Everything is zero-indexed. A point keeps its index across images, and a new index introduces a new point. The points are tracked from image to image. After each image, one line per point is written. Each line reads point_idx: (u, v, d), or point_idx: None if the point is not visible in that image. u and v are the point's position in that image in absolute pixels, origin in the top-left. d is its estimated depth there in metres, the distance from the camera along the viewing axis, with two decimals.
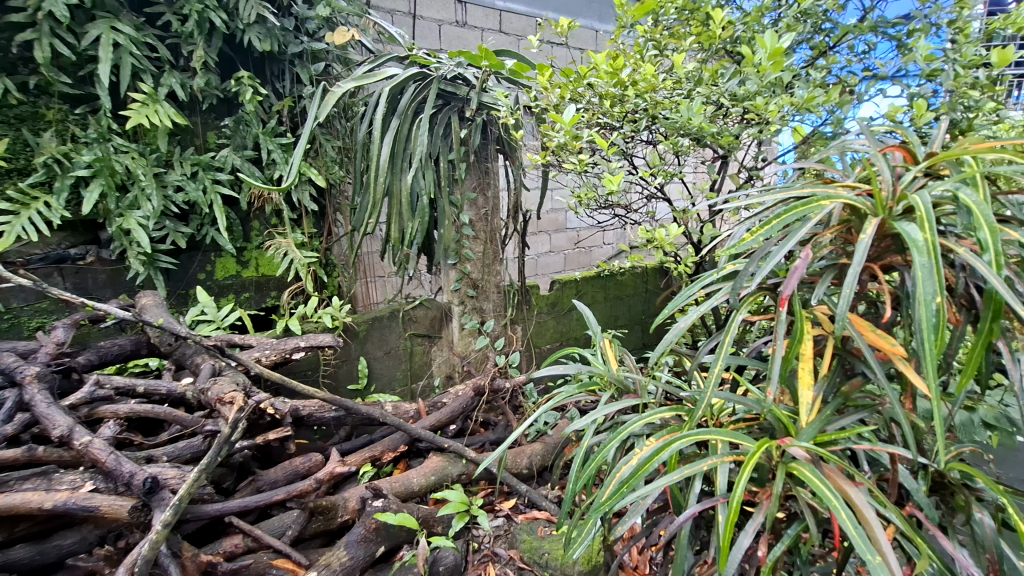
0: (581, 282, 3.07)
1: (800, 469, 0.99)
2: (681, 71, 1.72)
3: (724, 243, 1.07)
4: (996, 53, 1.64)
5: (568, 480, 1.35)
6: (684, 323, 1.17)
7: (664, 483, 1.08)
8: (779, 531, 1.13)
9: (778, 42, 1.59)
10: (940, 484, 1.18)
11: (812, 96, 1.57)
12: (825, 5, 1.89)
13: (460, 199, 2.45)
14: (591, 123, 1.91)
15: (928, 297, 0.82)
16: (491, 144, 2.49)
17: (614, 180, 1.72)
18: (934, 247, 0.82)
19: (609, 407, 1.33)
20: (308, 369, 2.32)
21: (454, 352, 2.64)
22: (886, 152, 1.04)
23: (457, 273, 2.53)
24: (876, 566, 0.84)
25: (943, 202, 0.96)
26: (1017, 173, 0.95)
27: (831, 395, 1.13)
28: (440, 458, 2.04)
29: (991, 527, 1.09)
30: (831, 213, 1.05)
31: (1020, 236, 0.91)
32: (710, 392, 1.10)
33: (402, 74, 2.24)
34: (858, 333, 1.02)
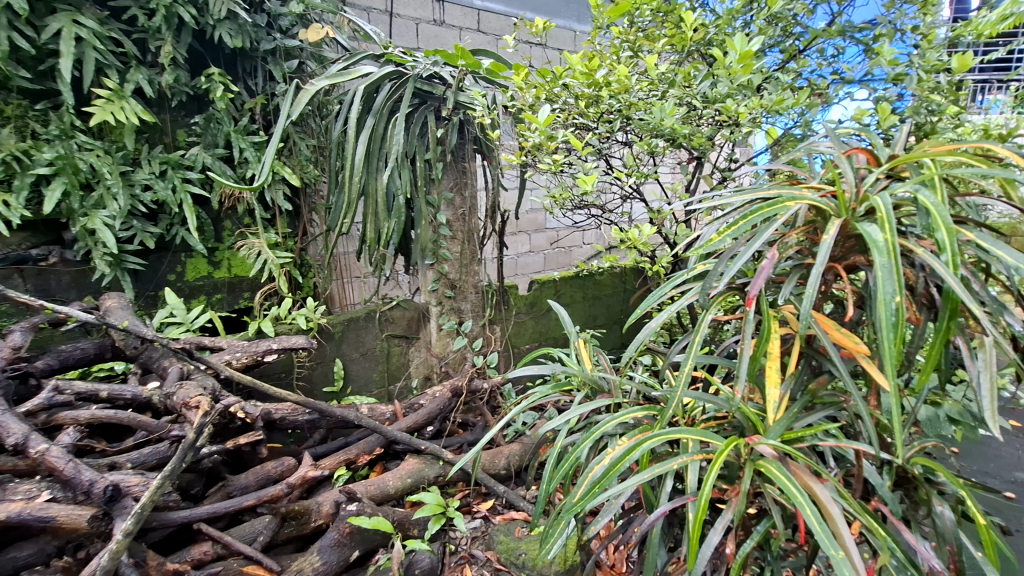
0: (560, 282, 3.07)
1: (767, 466, 1.01)
2: (655, 73, 1.74)
3: (693, 244, 1.08)
4: (958, 58, 1.68)
5: (542, 480, 1.35)
6: (656, 322, 1.17)
7: (636, 482, 1.08)
8: (749, 528, 1.15)
9: (748, 45, 1.61)
10: (904, 478, 1.21)
11: (781, 98, 1.60)
12: (795, 9, 1.92)
13: (437, 199, 2.43)
14: (567, 123, 1.91)
15: (888, 297, 0.83)
16: (468, 144, 2.47)
17: (589, 180, 1.72)
18: (894, 248, 0.84)
19: (582, 407, 1.33)
20: (282, 371, 2.28)
21: (432, 353, 2.62)
22: (849, 154, 1.06)
23: (434, 274, 2.52)
24: (840, 561, 0.85)
25: (904, 203, 0.99)
26: (974, 175, 0.98)
27: (799, 392, 1.15)
28: (416, 460, 2.03)
29: (951, 519, 1.12)
30: (797, 214, 1.06)
31: (975, 237, 0.93)
32: (681, 391, 1.10)
33: (377, 72, 2.22)
34: (823, 332, 1.04)
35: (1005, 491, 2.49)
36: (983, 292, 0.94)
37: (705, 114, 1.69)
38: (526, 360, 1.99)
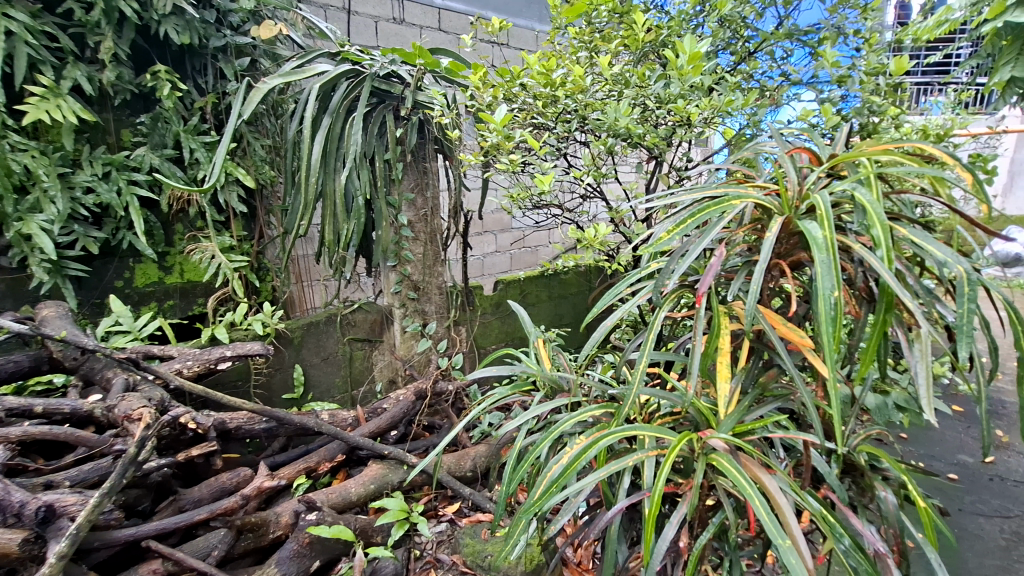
0: (525, 282, 3.08)
1: (718, 460, 1.03)
2: (610, 73, 1.76)
3: (644, 242, 1.09)
4: (895, 61, 1.77)
5: (502, 481, 1.34)
6: (611, 321, 1.18)
7: (592, 481, 1.09)
8: (705, 520, 1.17)
9: (697, 46, 1.65)
10: (850, 465, 1.26)
11: (730, 99, 1.64)
12: (745, 12, 1.98)
13: (398, 199, 2.39)
14: (524, 123, 1.92)
15: (828, 291, 0.86)
16: (428, 144, 2.44)
17: (546, 180, 1.73)
18: (832, 244, 0.87)
19: (541, 407, 1.33)
20: (238, 379, 2.21)
21: (396, 356, 2.59)
22: (793, 153, 1.08)
23: (397, 275, 2.48)
24: (785, 550, 0.89)
25: (842, 201, 1.02)
26: (907, 173, 1.02)
27: (750, 385, 1.18)
28: (380, 466, 1.99)
29: (894, 503, 1.17)
30: (744, 212, 1.09)
31: (908, 233, 0.97)
32: (636, 388, 1.11)
33: (333, 71, 2.17)
34: (771, 326, 1.07)
35: (949, 473, 2.63)
36: (915, 285, 0.98)
37: (658, 114, 1.72)
38: (486, 360, 1.99)
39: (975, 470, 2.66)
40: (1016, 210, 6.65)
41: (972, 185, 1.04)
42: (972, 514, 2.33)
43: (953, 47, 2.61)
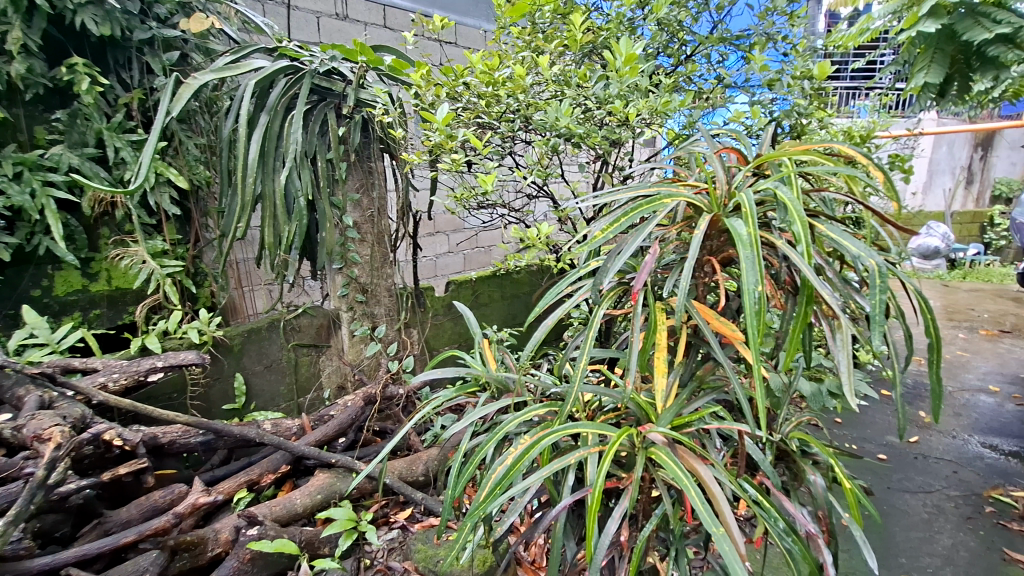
0: (476, 282, 3.06)
1: (657, 453, 1.05)
2: (550, 74, 1.78)
3: (581, 242, 1.10)
4: (819, 67, 1.87)
5: (448, 486, 1.32)
6: (552, 319, 1.19)
7: (536, 480, 1.09)
8: (648, 512, 1.19)
9: (634, 48, 1.70)
10: (783, 452, 1.31)
11: (666, 100, 1.69)
12: (682, 16, 2.04)
13: (342, 199, 2.33)
14: (468, 122, 1.91)
15: (752, 286, 0.89)
16: (373, 144, 2.38)
17: (489, 180, 1.73)
18: (755, 240, 0.90)
19: (486, 408, 1.33)
20: (172, 392, 2.09)
21: (344, 361, 2.51)
22: (721, 154, 1.12)
23: (343, 278, 2.41)
24: (720, 537, 0.91)
25: (767, 200, 1.07)
26: (826, 172, 1.08)
27: (688, 379, 1.22)
28: (327, 475, 1.93)
29: (822, 486, 1.22)
30: (677, 210, 1.11)
31: (826, 229, 1.03)
32: (577, 386, 1.12)
33: (269, 67, 2.09)
34: (704, 321, 1.09)
35: (878, 453, 2.80)
36: (834, 278, 1.03)
37: (599, 114, 1.74)
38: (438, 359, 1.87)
39: (901, 450, 2.85)
40: (935, 206, 7.17)
41: (884, 183, 1.10)
42: (899, 491, 2.49)
43: (874, 53, 2.78)
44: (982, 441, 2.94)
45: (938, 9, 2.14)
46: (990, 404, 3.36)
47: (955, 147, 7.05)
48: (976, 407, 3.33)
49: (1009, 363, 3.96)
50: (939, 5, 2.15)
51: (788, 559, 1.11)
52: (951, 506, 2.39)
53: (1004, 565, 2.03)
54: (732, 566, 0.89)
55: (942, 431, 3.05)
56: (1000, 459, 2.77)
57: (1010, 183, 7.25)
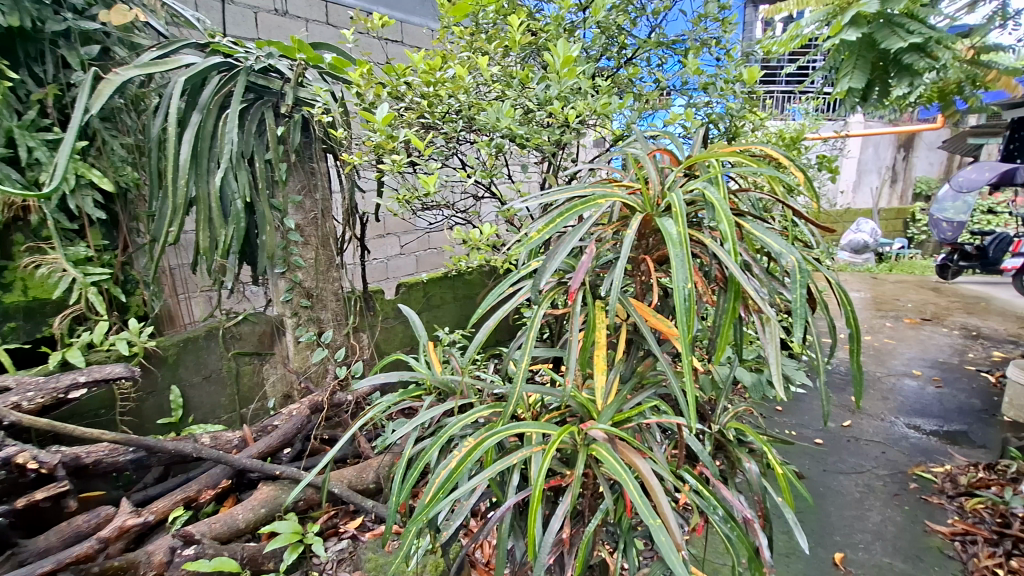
0: (428, 284, 3.03)
1: (598, 450, 1.06)
2: (490, 74, 1.78)
3: (519, 243, 1.10)
4: (749, 71, 1.96)
5: (392, 492, 1.29)
6: (494, 321, 1.18)
7: (479, 482, 1.08)
8: (593, 507, 1.21)
9: (572, 49, 1.73)
10: (722, 442, 1.36)
11: (605, 101, 1.73)
12: (622, 20, 2.09)
13: (283, 202, 2.25)
14: (411, 122, 1.88)
15: (681, 284, 0.91)
16: (315, 144, 2.31)
17: (431, 181, 1.71)
18: (685, 239, 0.93)
19: (430, 412, 1.31)
20: (100, 408, 1.97)
21: (289, 369, 2.43)
22: (654, 155, 1.15)
23: (286, 283, 2.33)
24: (656, 529, 0.94)
25: (697, 201, 1.10)
26: (751, 173, 1.12)
27: (629, 375, 1.24)
28: (272, 488, 1.85)
29: (756, 473, 1.27)
30: (613, 210, 1.14)
31: (751, 227, 1.07)
32: (520, 387, 1.12)
33: (200, 63, 1.99)
34: (642, 318, 1.11)
35: (816, 438, 2.96)
36: (760, 273, 1.08)
37: (540, 115, 1.76)
38: (382, 363, 1.76)
39: (836, 434, 3.02)
40: (864, 203, 7.65)
41: (804, 183, 1.16)
42: (834, 473, 2.64)
43: (803, 59, 2.94)
44: (906, 422, 3.16)
45: (858, 19, 2.29)
46: (913, 387, 3.62)
47: (881, 148, 7.54)
48: (902, 391, 3.57)
49: (930, 348, 4.28)
50: (859, 15, 2.30)
51: (727, 545, 1.15)
52: (880, 485, 2.55)
53: (926, 536, 2.19)
54: (668, 557, 0.91)
55: (872, 414, 3.26)
56: (922, 438, 2.98)
57: (929, 181, 7.82)
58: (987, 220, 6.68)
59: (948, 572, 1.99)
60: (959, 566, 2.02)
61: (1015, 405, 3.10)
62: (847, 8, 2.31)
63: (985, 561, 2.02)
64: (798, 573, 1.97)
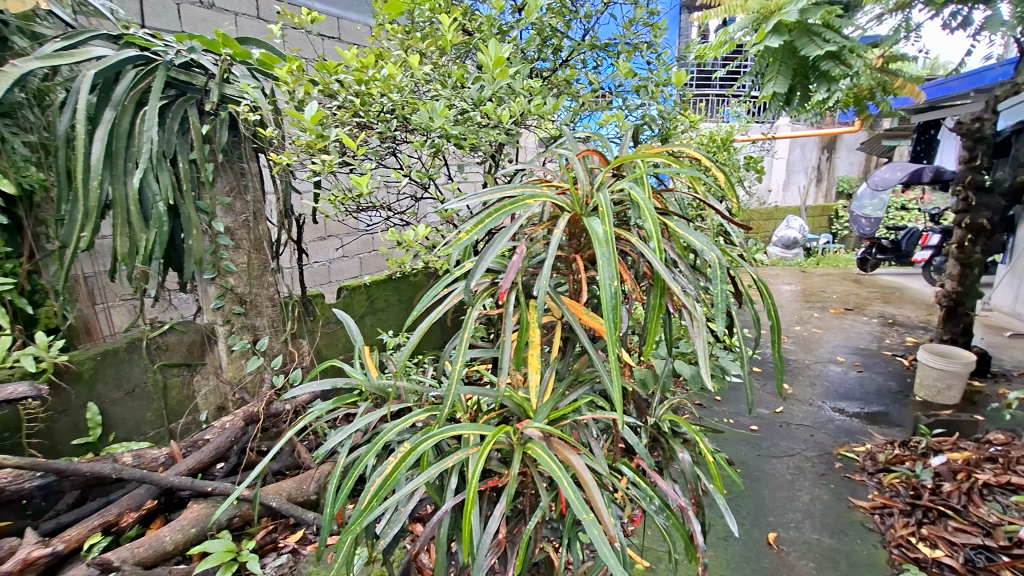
0: (371, 287, 2.96)
1: (533, 448, 1.07)
2: (421, 73, 1.76)
3: (449, 243, 1.08)
4: (676, 75, 2.05)
5: (326, 503, 1.25)
6: (427, 323, 1.16)
7: (414, 488, 1.06)
8: (533, 504, 1.22)
9: (505, 49, 1.73)
10: (658, 434, 1.40)
11: (538, 103, 1.74)
12: (556, 23, 2.13)
13: (210, 204, 2.12)
14: (345, 122, 1.83)
15: (608, 281, 0.92)
16: (243, 143, 2.20)
17: (363, 182, 1.67)
18: (610, 237, 0.94)
19: (365, 419, 1.28)
20: (3, 432, 1.80)
21: (222, 380, 2.31)
22: (583, 155, 1.17)
23: (217, 289, 2.22)
24: (589, 523, 0.95)
25: (624, 200, 1.13)
26: (674, 173, 1.16)
27: (565, 372, 1.26)
28: (202, 505, 1.75)
29: (689, 462, 1.32)
30: (544, 210, 1.14)
31: (675, 225, 1.10)
32: (454, 389, 1.11)
33: (113, 56, 1.86)
34: (575, 316, 1.12)
35: (751, 425, 3.12)
36: (685, 270, 1.12)
37: (474, 115, 1.76)
38: (315, 372, 1.66)
39: (769, 420, 3.19)
40: (793, 202, 8.12)
41: (725, 182, 1.20)
42: (767, 457, 2.78)
43: (733, 64, 3.09)
44: (833, 406, 3.38)
45: (780, 27, 2.42)
46: (838, 373, 3.87)
47: (807, 149, 8.01)
48: (828, 377, 3.82)
49: (852, 336, 4.59)
50: (781, 23, 2.44)
51: (663, 533, 1.18)
52: (809, 466, 2.71)
53: (849, 511, 2.35)
54: (601, 550, 0.93)
55: (802, 400, 3.47)
56: (846, 420, 3.20)
57: (850, 181, 8.40)
58: (901, 217, 7.25)
59: (868, 543, 2.14)
60: (878, 537, 2.18)
61: (925, 385, 3.38)
62: (770, 16, 2.45)
63: (900, 530, 2.19)
64: (734, 555, 2.07)
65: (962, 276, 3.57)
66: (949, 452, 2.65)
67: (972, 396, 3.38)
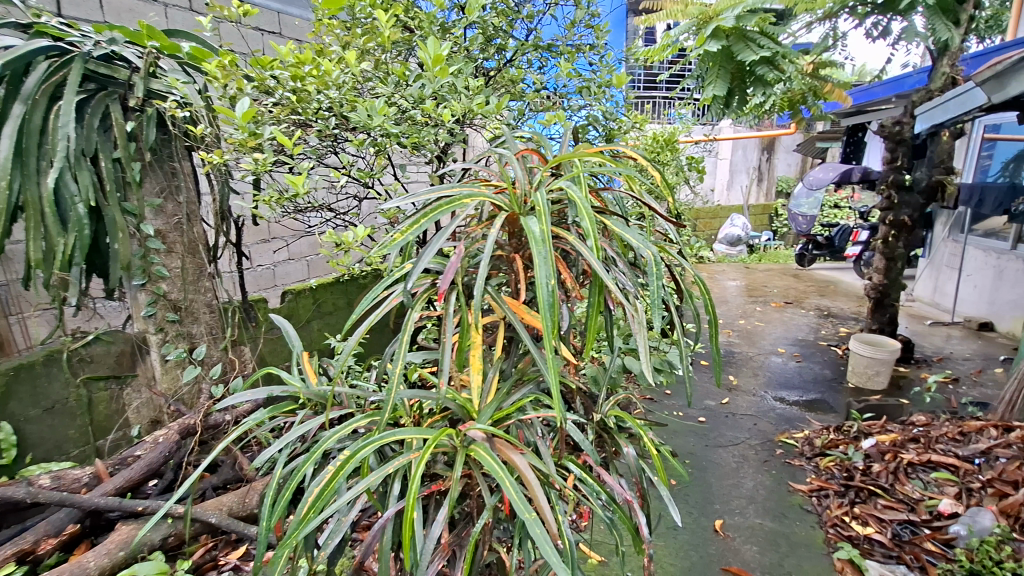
0: (317, 290, 2.86)
1: (476, 450, 1.06)
2: (356, 70, 1.72)
3: (384, 245, 1.06)
4: (618, 77, 2.10)
5: (261, 517, 1.19)
6: (365, 327, 1.13)
7: (352, 496, 1.02)
8: (479, 506, 1.21)
9: (444, 47, 1.71)
10: (603, 430, 1.42)
11: (480, 102, 1.74)
12: (499, 22, 2.13)
13: (138, 205, 1.99)
14: (281, 119, 1.77)
15: (544, 280, 0.93)
16: (173, 141, 2.08)
17: (299, 181, 1.61)
18: (546, 237, 0.95)
19: (301, 427, 1.23)
20: None
21: (156, 392, 2.17)
22: (521, 155, 1.17)
23: (148, 295, 2.08)
24: (531, 523, 0.95)
25: (562, 199, 1.13)
26: (610, 172, 1.17)
27: (509, 371, 1.25)
28: (131, 526, 1.65)
29: (633, 456, 1.34)
30: (483, 210, 1.14)
31: (611, 223, 1.11)
32: (395, 393, 1.08)
33: (22, 46, 1.71)
34: (516, 316, 1.12)
35: (698, 417, 3.23)
36: (622, 267, 1.13)
37: (415, 113, 1.73)
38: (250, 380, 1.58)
39: (716, 411, 3.31)
40: (736, 201, 8.48)
41: (661, 181, 1.23)
42: (714, 447, 2.89)
43: (676, 67, 3.19)
44: (774, 395, 3.54)
45: (718, 32, 2.52)
46: (778, 363, 4.07)
47: (748, 150, 8.38)
48: (770, 367, 4.00)
49: (792, 328, 4.83)
50: (719, 29, 2.54)
51: (610, 528, 1.20)
52: (752, 453, 2.83)
53: (789, 495, 2.47)
54: (543, 548, 0.93)
55: (746, 390, 3.62)
56: (786, 408, 3.36)
57: (789, 180, 8.85)
58: (834, 214, 7.69)
59: (807, 524, 2.26)
60: (815, 518, 2.30)
61: (856, 372, 3.59)
62: (709, 21, 2.55)
63: (835, 511, 2.31)
64: (683, 543, 2.13)
65: (887, 268, 3.82)
66: (877, 435, 2.82)
67: (897, 381, 3.62)
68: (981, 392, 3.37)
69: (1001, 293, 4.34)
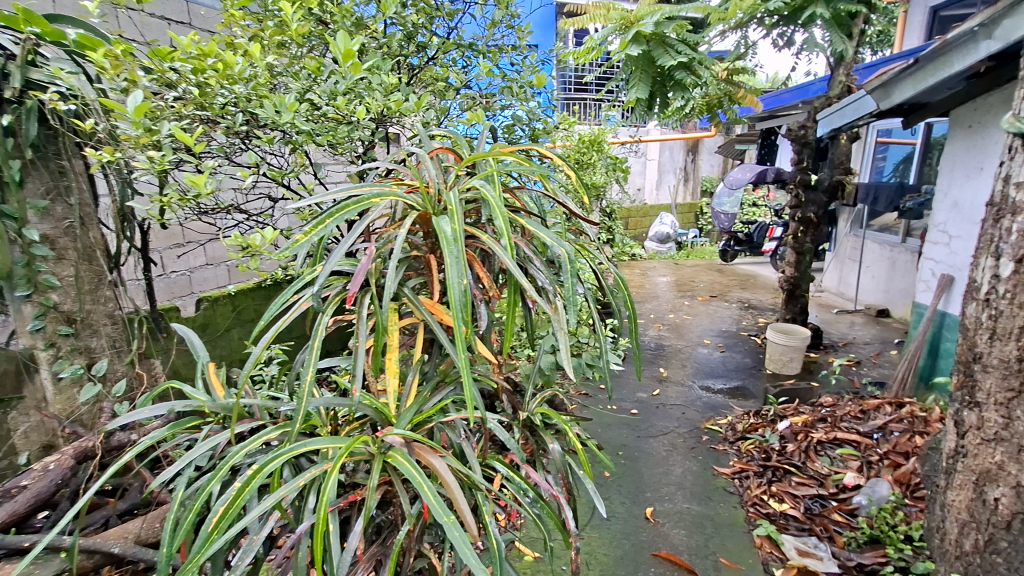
0: (236, 296, 2.71)
1: (394, 456, 1.03)
2: (260, 62, 1.63)
3: (285, 247, 1.00)
4: (539, 77, 2.13)
5: (162, 543, 1.10)
6: (271, 333, 1.06)
7: (261, 512, 0.97)
8: (403, 513, 1.18)
9: (357, 42, 1.66)
10: (530, 427, 1.42)
11: (398, 99, 1.70)
12: (419, 20, 2.11)
13: (18, 207, 1.76)
14: (184, 115, 1.66)
15: (455, 280, 0.91)
16: (61, 137, 1.87)
17: (201, 180, 1.51)
18: (457, 236, 0.93)
19: (205, 444, 1.16)
20: None
21: (46, 415, 1.95)
22: (434, 154, 1.15)
23: (35, 308, 1.85)
24: (449, 527, 0.93)
25: (476, 198, 1.13)
26: (525, 171, 1.17)
27: (431, 374, 1.23)
28: (16, 564, 1.48)
29: (559, 452, 1.35)
30: (396, 209, 1.11)
31: (524, 222, 1.12)
32: (306, 401, 1.03)
33: None
34: (433, 316, 1.10)
35: (631, 409, 3.34)
36: (538, 265, 1.14)
37: (330, 110, 1.67)
38: (149, 397, 1.46)
39: (647, 403, 3.43)
40: (665, 200, 8.85)
41: (575, 179, 1.24)
42: (645, 437, 2.99)
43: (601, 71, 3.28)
44: (701, 385, 3.72)
45: (639, 37, 2.61)
46: (705, 354, 4.28)
47: (675, 151, 8.76)
48: (697, 358, 4.21)
49: (716, 320, 5.10)
50: (640, 34, 2.62)
51: (537, 524, 1.20)
52: (680, 441, 2.96)
53: (714, 478, 2.60)
54: (461, 551, 0.92)
55: (674, 381, 3.78)
56: (711, 396, 3.54)
57: (712, 180, 9.33)
58: (753, 212, 8.20)
59: (729, 505, 2.39)
60: (736, 498, 2.44)
61: (773, 359, 3.84)
62: (630, 26, 2.64)
63: (755, 490, 2.46)
64: (615, 533, 2.19)
65: (797, 262, 4.11)
66: (791, 417, 3.03)
67: (808, 366, 3.91)
68: (879, 372, 3.70)
69: (895, 282, 4.78)
